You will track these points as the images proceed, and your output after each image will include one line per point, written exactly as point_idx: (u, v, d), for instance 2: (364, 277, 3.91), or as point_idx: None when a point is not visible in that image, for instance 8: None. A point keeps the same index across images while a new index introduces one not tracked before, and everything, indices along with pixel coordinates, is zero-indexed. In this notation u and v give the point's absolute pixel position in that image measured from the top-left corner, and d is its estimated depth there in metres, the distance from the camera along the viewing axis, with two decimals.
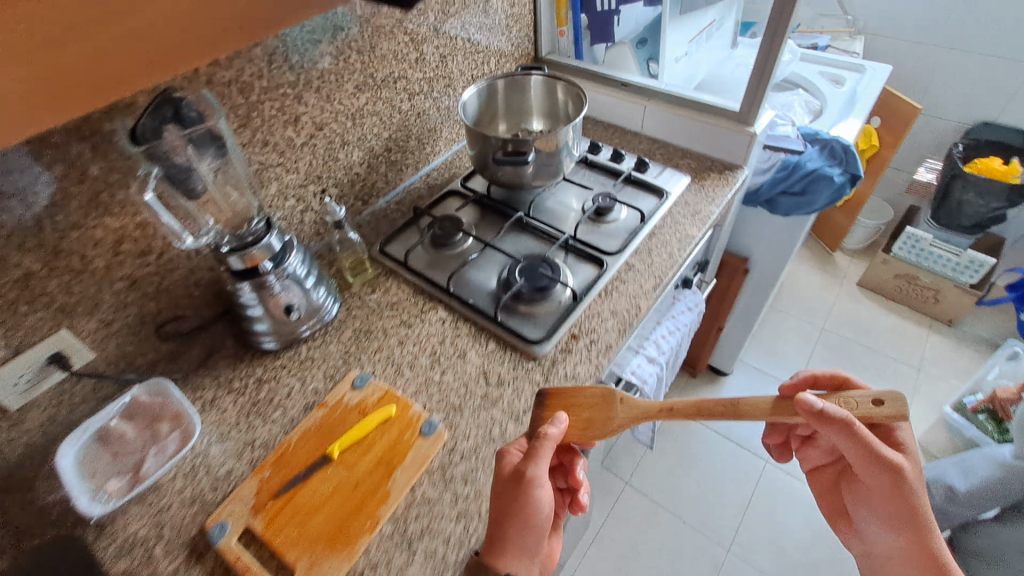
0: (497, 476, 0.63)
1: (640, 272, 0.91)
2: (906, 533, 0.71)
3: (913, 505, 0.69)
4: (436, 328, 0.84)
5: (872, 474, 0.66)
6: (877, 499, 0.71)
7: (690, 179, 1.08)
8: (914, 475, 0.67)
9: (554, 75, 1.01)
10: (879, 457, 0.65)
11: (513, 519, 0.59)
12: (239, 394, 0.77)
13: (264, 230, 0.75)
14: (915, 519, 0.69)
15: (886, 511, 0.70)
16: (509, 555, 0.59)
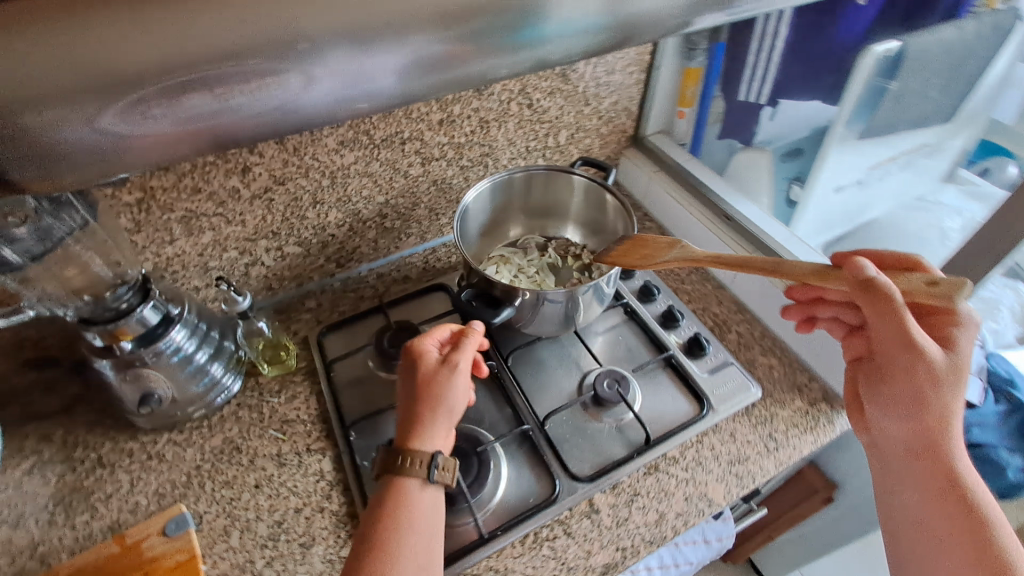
0: (413, 373, 0.62)
1: (602, 529, 0.61)
2: (943, 531, 0.50)
3: (944, 445, 0.52)
4: (305, 485, 0.65)
5: (899, 368, 0.53)
6: (901, 403, 0.54)
7: (759, 394, 0.71)
8: (963, 373, 0.51)
9: (605, 184, 0.73)
10: (907, 360, 0.52)
11: (426, 411, 0.58)
12: (71, 469, 0.66)
13: (136, 303, 0.60)
14: (965, 471, 0.51)
15: (913, 457, 0.53)
16: (424, 437, 0.57)
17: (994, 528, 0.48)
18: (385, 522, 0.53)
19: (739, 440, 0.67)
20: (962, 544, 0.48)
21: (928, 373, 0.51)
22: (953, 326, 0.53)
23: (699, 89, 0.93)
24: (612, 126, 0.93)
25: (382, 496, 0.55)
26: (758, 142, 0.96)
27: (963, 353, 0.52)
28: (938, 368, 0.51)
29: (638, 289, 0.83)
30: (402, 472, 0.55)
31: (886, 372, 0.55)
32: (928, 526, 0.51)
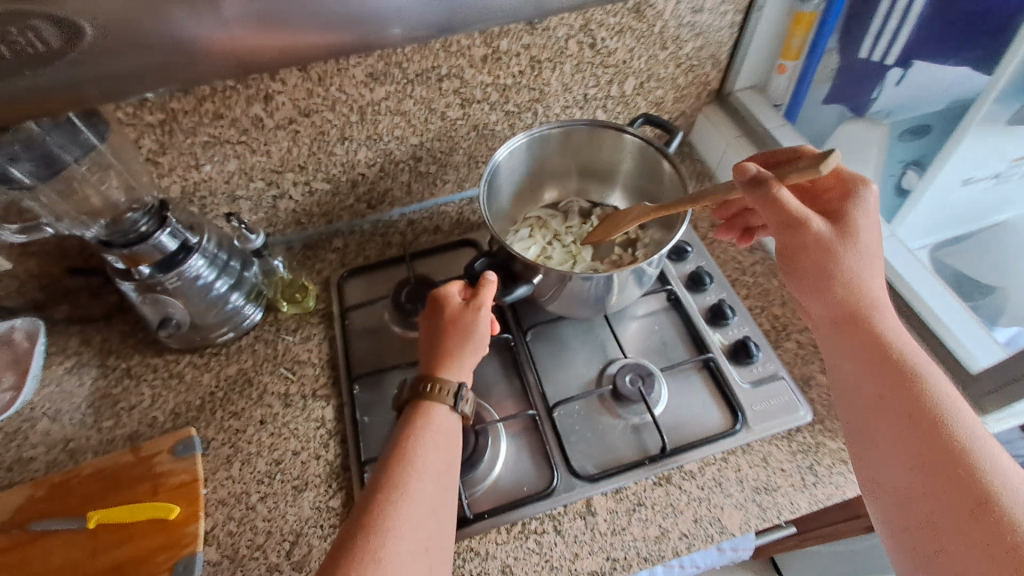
0: (433, 315, 0.58)
1: (595, 533, 0.56)
2: (886, 426, 0.45)
3: (864, 317, 0.49)
4: (306, 429, 0.65)
5: (805, 247, 0.51)
6: (818, 286, 0.51)
7: (807, 418, 0.62)
8: (863, 242, 0.51)
9: (659, 147, 0.65)
10: (814, 236, 0.51)
11: (454, 339, 0.56)
12: (104, 374, 0.70)
13: (154, 229, 0.60)
14: (898, 346, 0.47)
15: (838, 347, 0.50)
16: (452, 366, 0.55)
17: (945, 407, 0.43)
18: (413, 436, 0.50)
19: (771, 466, 0.59)
20: (907, 432, 0.43)
21: (827, 253, 0.50)
22: (853, 194, 0.53)
23: (808, 38, 0.77)
24: (692, 76, 0.80)
25: (410, 415, 0.52)
26: (871, 115, 0.88)
27: (866, 231, 0.51)
28: (838, 242, 0.50)
29: (688, 275, 0.73)
30: (430, 395, 0.52)
31: (801, 267, 0.52)
32: (870, 420, 0.46)
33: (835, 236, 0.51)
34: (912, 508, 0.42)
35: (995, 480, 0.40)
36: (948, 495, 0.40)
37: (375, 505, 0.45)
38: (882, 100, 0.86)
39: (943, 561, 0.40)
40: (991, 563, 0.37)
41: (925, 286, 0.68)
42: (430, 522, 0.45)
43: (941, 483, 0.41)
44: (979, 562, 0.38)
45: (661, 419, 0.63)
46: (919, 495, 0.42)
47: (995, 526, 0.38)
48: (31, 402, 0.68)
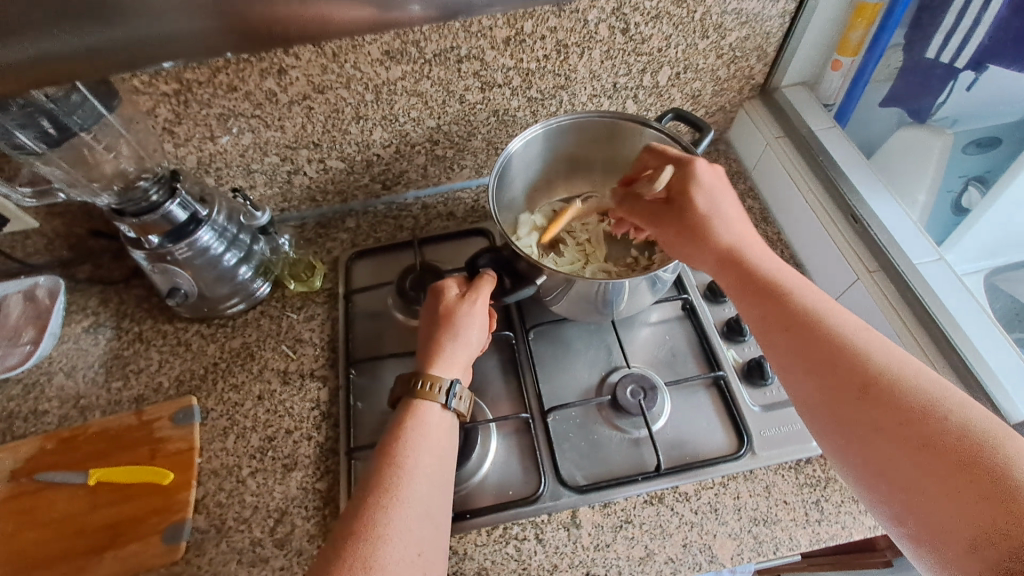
0: (429, 312, 0.57)
1: (576, 547, 0.54)
2: (778, 345, 0.49)
3: (736, 254, 0.53)
4: (301, 409, 0.65)
5: (667, 230, 0.57)
6: (687, 258, 0.56)
7: (820, 449, 0.57)
8: (711, 208, 0.55)
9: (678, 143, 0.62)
10: (670, 223, 0.57)
11: (446, 336, 0.54)
12: (118, 336, 0.72)
13: (164, 198, 0.60)
14: (769, 272, 0.51)
15: (724, 287, 0.54)
16: (443, 363, 0.53)
17: (813, 311, 0.47)
18: (406, 437, 0.49)
19: (774, 497, 0.55)
20: (793, 344, 0.47)
21: (683, 228, 0.56)
22: (688, 175, 0.57)
23: (870, 32, 0.72)
24: (734, 69, 0.74)
25: (401, 415, 0.51)
26: (934, 122, 0.80)
27: (705, 199, 0.55)
28: (689, 215, 0.56)
29: (707, 285, 0.69)
30: (422, 394, 0.51)
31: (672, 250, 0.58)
32: (765, 343, 0.50)
33: (683, 213, 0.56)
34: (818, 413, 0.45)
35: (875, 364, 0.43)
36: (841, 391, 0.44)
37: (367, 508, 0.44)
38: (947, 106, 0.78)
39: (854, 452, 0.43)
40: (888, 438, 0.40)
41: (970, 321, 0.61)
42: (423, 525, 0.44)
43: (833, 383, 0.44)
44: (878, 441, 0.41)
45: (661, 435, 0.59)
46: (818, 400, 0.45)
47: (884, 404, 0.41)
48: (49, 357, 0.71)
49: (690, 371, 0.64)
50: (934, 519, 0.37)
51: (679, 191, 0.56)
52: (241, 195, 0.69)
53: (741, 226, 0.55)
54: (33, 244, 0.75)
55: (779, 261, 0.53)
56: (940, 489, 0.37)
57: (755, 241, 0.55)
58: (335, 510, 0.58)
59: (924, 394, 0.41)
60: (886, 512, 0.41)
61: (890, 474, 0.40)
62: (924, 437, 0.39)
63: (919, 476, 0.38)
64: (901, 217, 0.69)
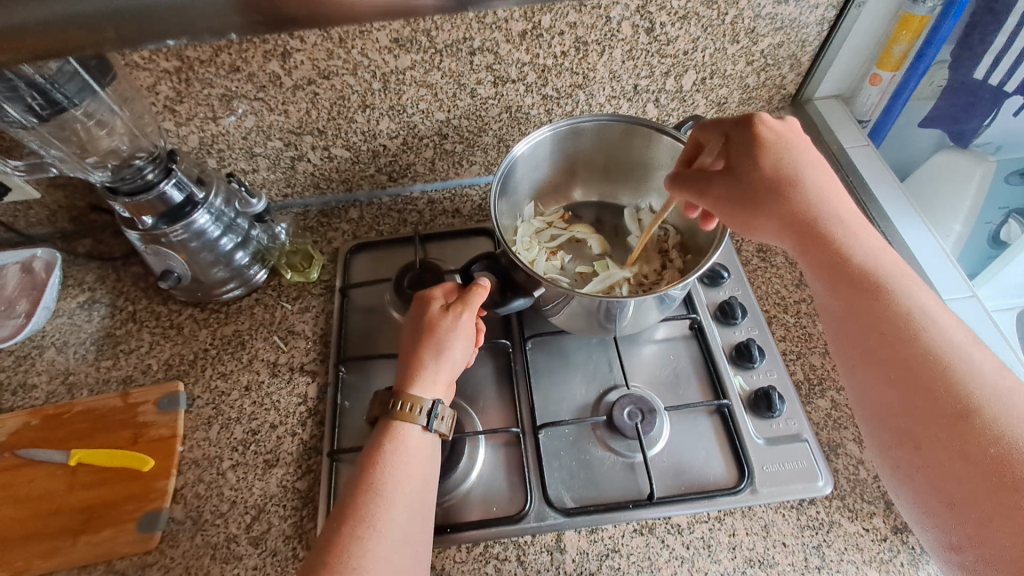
0: (415, 321, 0.55)
1: (559, 572, 0.52)
2: (865, 346, 0.46)
3: (831, 241, 0.49)
4: (288, 403, 0.63)
5: (726, 197, 0.53)
6: (754, 224, 0.52)
7: (826, 491, 0.54)
8: (786, 171, 0.50)
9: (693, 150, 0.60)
10: (724, 191, 0.53)
11: (430, 352, 0.52)
12: (112, 314, 0.71)
13: (159, 178, 0.58)
14: (867, 266, 0.47)
15: (808, 270, 0.50)
16: (425, 381, 0.51)
17: (914, 320, 0.44)
18: (381, 461, 0.47)
19: (772, 538, 0.52)
20: (880, 351, 0.44)
21: (749, 194, 0.51)
22: (755, 136, 0.52)
23: (914, 45, 0.67)
24: (765, 76, 0.69)
25: (378, 437, 0.49)
26: (975, 148, 0.75)
27: (777, 162, 0.51)
28: (756, 181, 0.51)
29: (718, 305, 0.65)
30: (401, 415, 0.49)
31: (735, 218, 0.53)
32: (850, 342, 0.47)
33: (753, 177, 0.51)
34: (891, 420, 0.44)
35: (973, 388, 0.40)
36: (927, 409, 0.41)
37: (341, 539, 0.43)
38: (991, 130, 0.73)
39: (924, 469, 0.42)
40: (970, 467, 0.39)
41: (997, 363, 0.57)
42: (401, 555, 0.44)
43: (919, 399, 0.42)
44: (957, 466, 0.39)
45: (657, 462, 0.56)
46: (897, 409, 0.43)
47: (975, 433, 0.39)
48: (42, 330, 0.70)
49: (693, 394, 0.61)
50: (1002, 557, 0.37)
51: (741, 154, 0.52)
52: (236, 180, 0.66)
53: (831, 200, 0.50)
54: (35, 215, 0.74)
55: (878, 251, 0.48)
56: (1018, 533, 0.36)
57: (850, 216, 0.50)
58: (313, 511, 0.56)
59: (1021, 433, 0.38)
60: (945, 534, 0.41)
61: (960, 502, 0.39)
62: (1012, 477, 0.37)
63: (996, 513, 0.37)
64: (934, 247, 0.65)
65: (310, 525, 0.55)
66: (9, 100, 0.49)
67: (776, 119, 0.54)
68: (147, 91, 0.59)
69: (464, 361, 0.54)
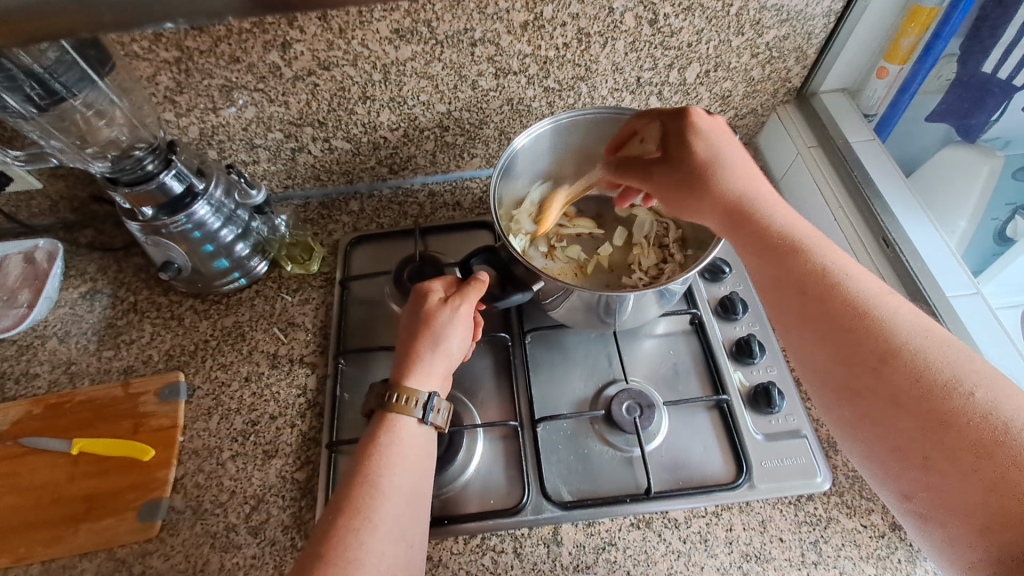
0: (412, 315, 0.55)
1: (556, 565, 0.52)
2: (791, 308, 0.46)
3: (747, 212, 0.50)
4: (287, 394, 0.63)
5: (664, 181, 0.55)
6: (692, 209, 0.54)
7: (824, 488, 0.54)
8: (711, 154, 0.52)
9: None
10: (661, 177, 0.55)
11: (427, 345, 0.52)
12: (113, 305, 0.71)
13: (159, 169, 0.58)
14: (802, 240, 0.47)
15: (735, 245, 0.51)
16: (422, 374, 0.51)
17: (833, 273, 0.45)
18: (376, 453, 0.47)
19: (769, 534, 0.52)
20: (808, 310, 0.45)
21: (686, 174, 0.53)
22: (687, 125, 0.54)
23: (923, 40, 0.66)
24: (770, 69, 0.68)
25: (374, 430, 0.49)
26: (983, 144, 0.75)
27: (705, 145, 0.53)
28: (689, 165, 0.53)
29: (719, 300, 0.65)
30: (397, 408, 0.49)
31: (671, 203, 0.56)
32: (778, 309, 0.48)
33: (683, 164, 0.53)
34: (829, 378, 0.44)
35: (895, 332, 0.41)
36: (855, 362, 0.42)
37: (337, 532, 0.43)
38: (998, 126, 0.72)
39: (866, 424, 0.42)
40: (907, 413, 0.39)
41: (1000, 362, 0.57)
42: (397, 547, 0.44)
43: (849, 352, 0.42)
44: (894, 416, 0.40)
45: (655, 457, 0.56)
46: (833, 367, 0.43)
47: (904, 376, 0.39)
48: (44, 320, 0.70)
49: (692, 389, 0.60)
50: (951, 498, 0.37)
51: (673, 142, 0.54)
52: (236, 171, 0.65)
53: (756, 181, 0.52)
54: (37, 205, 0.75)
55: (790, 214, 0.50)
56: (961, 472, 0.36)
57: (767, 191, 0.52)
58: (312, 501, 0.57)
59: (944, 368, 0.39)
60: (897, 486, 0.41)
61: (904, 449, 0.39)
62: (943, 415, 0.37)
63: (937, 456, 0.37)
64: (938, 243, 0.64)
65: (308, 517, 0.56)
66: (7, 90, 0.49)
67: (708, 114, 0.55)
68: (147, 81, 0.59)
69: (460, 355, 0.54)
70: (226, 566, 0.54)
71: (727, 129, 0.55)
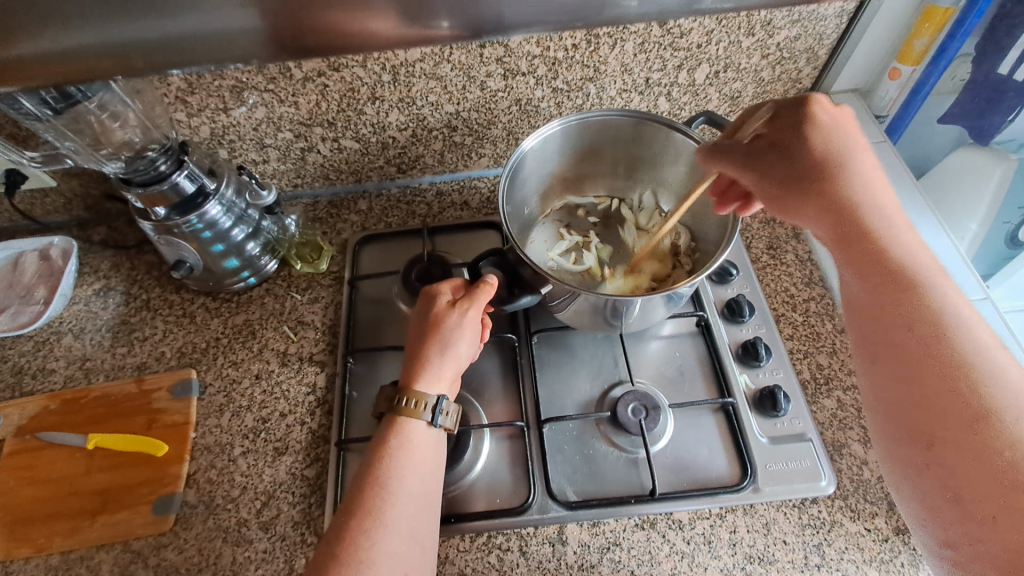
0: (422, 318, 0.55)
1: (561, 564, 0.52)
2: (885, 342, 0.45)
3: (863, 233, 0.46)
4: (296, 391, 0.64)
5: (774, 176, 0.50)
6: (797, 208, 0.49)
7: (828, 490, 0.54)
8: (835, 149, 0.48)
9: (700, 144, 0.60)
10: (771, 163, 0.49)
11: (435, 348, 0.52)
12: (126, 302, 0.72)
13: (171, 170, 0.59)
14: (901, 263, 0.45)
15: (840, 259, 0.48)
16: (431, 377, 0.51)
17: (944, 322, 0.42)
18: (387, 455, 0.48)
19: (772, 536, 0.53)
20: (903, 349, 0.43)
21: (797, 171, 0.49)
22: (804, 122, 0.49)
23: (936, 40, 0.65)
24: (780, 70, 0.68)
25: (385, 432, 0.50)
26: (996, 146, 0.73)
27: (825, 143, 0.49)
28: (809, 161, 0.48)
29: (725, 302, 0.65)
30: (406, 411, 0.50)
31: (770, 198, 0.51)
32: (873, 339, 0.46)
33: (796, 159, 0.49)
34: (906, 416, 0.43)
35: (994, 392, 0.39)
36: (940, 409, 0.41)
37: (350, 532, 0.44)
38: (1013, 127, 0.71)
39: (933, 468, 0.41)
40: (982, 468, 0.38)
41: None
42: (407, 548, 0.45)
43: (939, 400, 0.41)
44: (966, 470, 0.39)
45: (661, 459, 0.57)
46: (910, 405, 0.43)
47: (986, 438, 0.38)
48: (60, 316, 0.72)
49: (697, 392, 0.61)
50: (1001, 555, 0.37)
51: (791, 127, 0.49)
52: (246, 172, 0.67)
53: (873, 184, 0.48)
54: (52, 203, 0.76)
55: (913, 246, 0.46)
56: (1022, 531, 0.36)
57: (886, 204, 0.48)
58: (321, 498, 0.58)
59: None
60: (946, 533, 0.41)
61: (967, 501, 0.39)
62: (1015, 479, 0.37)
63: (1003, 515, 0.37)
64: (948, 248, 0.64)
65: (318, 513, 0.57)
66: (24, 93, 0.56)
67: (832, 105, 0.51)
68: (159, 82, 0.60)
69: (468, 358, 0.54)
70: (237, 560, 0.55)
71: (851, 121, 0.51)
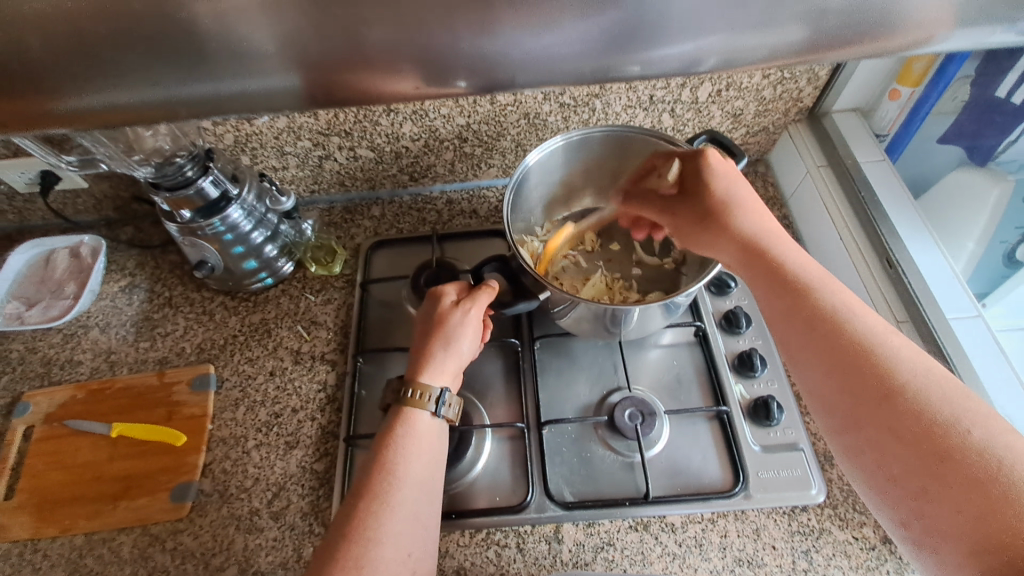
0: (427, 314, 0.58)
1: (556, 561, 0.55)
2: (800, 339, 0.47)
3: (762, 251, 0.50)
4: (308, 387, 0.67)
5: (682, 217, 0.55)
6: (708, 244, 0.54)
7: (818, 500, 0.56)
8: (724, 195, 0.52)
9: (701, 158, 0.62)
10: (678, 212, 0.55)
11: (440, 344, 0.55)
12: (150, 299, 0.76)
13: (198, 175, 0.63)
14: (794, 271, 0.49)
15: (746, 281, 0.52)
16: (435, 370, 0.54)
17: (841, 315, 0.46)
18: (393, 442, 0.51)
19: (762, 541, 0.54)
20: (816, 349, 0.46)
21: (699, 214, 0.53)
22: (702, 168, 0.54)
23: (935, 63, 0.66)
24: (781, 89, 0.70)
25: (392, 422, 0.52)
26: (994, 166, 0.75)
27: (721, 185, 0.53)
28: (706, 202, 0.53)
29: (723, 313, 0.67)
30: (412, 402, 0.52)
31: (687, 237, 0.56)
32: (788, 339, 0.48)
33: (700, 199, 0.53)
34: (835, 407, 0.45)
35: (900, 372, 0.42)
36: (862, 393, 0.43)
37: (357, 513, 0.46)
38: (1011, 149, 0.72)
39: (868, 451, 0.43)
40: (906, 444, 0.40)
41: (1000, 385, 0.58)
42: (413, 529, 0.47)
43: (856, 385, 0.43)
44: (898, 448, 0.41)
45: (657, 464, 0.59)
46: (836, 398, 0.45)
47: (903, 415, 0.41)
48: (87, 311, 0.75)
49: (694, 400, 0.63)
50: (945, 526, 0.38)
51: (690, 181, 0.54)
52: (268, 179, 0.70)
53: (757, 216, 0.52)
54: (82, 203, 0.80)
55: (804, 256, 0.50)
56: (952, 502, 0.37)
57: (778, 231, 0.52)
58: (329, 491, 0.60)
59: (947, 407, 0.40)
60: (895, 513, 0.42)
61: (901, 478, 0.41)
62: (941, 450, 0.39)
63: (934, 487, 0.38)
64: (944, 267, 0.65)
65: (325, 506, 0.59)
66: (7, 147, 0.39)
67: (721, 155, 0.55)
68: None
69: (469, 355, 0.57)
70: (249, 546, 0.58)
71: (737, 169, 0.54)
